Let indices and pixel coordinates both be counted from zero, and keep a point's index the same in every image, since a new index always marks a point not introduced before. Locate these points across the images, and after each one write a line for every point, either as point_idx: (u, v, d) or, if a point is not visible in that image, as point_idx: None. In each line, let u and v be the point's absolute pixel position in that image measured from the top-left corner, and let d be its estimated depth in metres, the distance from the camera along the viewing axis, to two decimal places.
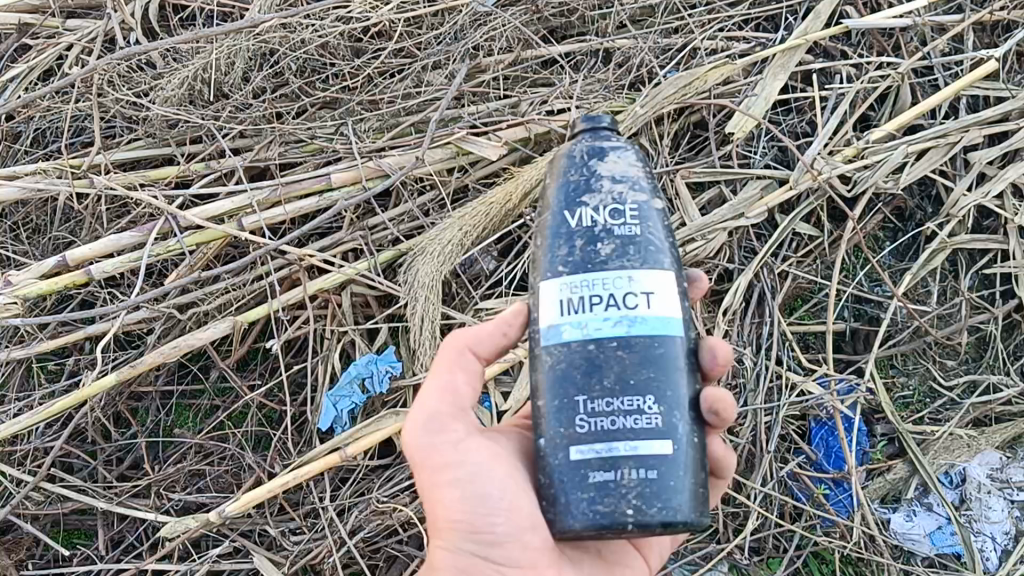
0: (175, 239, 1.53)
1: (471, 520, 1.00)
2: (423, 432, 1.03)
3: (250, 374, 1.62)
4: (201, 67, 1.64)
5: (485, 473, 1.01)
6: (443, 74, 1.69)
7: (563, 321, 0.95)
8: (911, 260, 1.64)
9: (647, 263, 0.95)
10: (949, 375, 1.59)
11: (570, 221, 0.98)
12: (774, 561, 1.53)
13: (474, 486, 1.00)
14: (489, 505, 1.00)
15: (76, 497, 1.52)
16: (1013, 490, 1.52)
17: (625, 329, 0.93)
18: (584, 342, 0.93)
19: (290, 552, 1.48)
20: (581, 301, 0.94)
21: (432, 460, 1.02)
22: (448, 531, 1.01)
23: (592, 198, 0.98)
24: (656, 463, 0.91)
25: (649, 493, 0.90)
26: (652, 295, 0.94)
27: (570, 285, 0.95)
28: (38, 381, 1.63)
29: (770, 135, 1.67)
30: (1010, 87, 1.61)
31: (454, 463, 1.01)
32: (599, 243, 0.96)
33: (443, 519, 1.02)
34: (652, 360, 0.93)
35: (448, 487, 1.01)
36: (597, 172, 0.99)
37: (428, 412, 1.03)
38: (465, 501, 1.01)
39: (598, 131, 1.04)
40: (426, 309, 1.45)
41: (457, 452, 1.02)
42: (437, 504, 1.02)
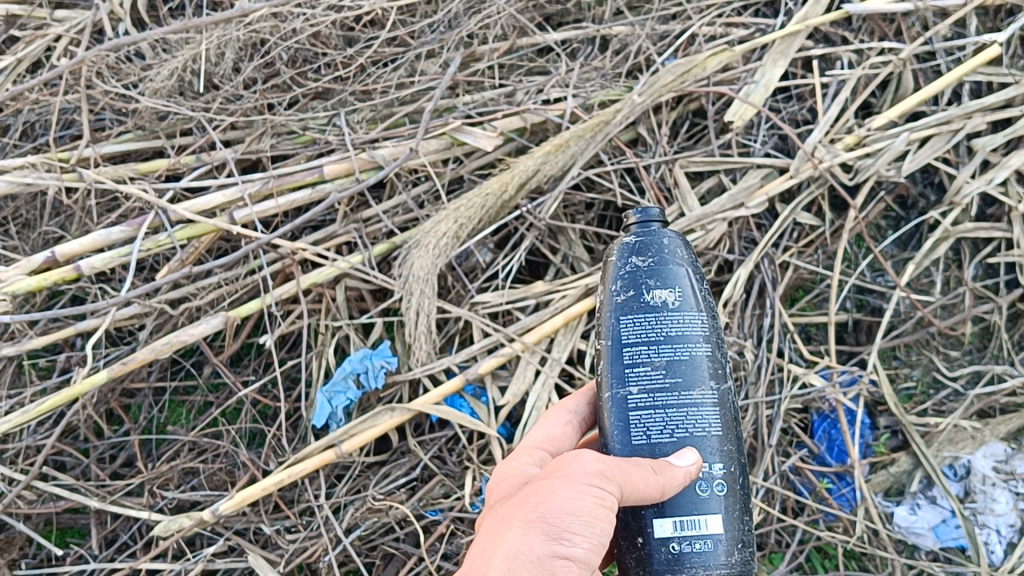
0: (165, 234, 1.51)
1: (560, 529, 0.90)
2: (591, 460, 0.95)
3: (244, 369, 1.60)
4: (190, 58, 1.61)
5: (606, 505, 0.92)
6: (437, 63, 1.67)
7: None
8: (913, 250, 1.62)
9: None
10: (953, 366, 1.57)
11: None
12: (775, 556, 1.50)
13: (585, 509, 0.91)
14: (582, 528, 0.90)
15: (68, 496, 1.49)
16: (1019, 482, 1.47)
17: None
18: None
19: (286, 551, 1.45)
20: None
21: (576, 475, 0.93)
22: (529, 520, 0.90)
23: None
24: None
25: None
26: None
27: None
28: (29, 379, 1.60)
29: (770, 122, 1.63)
30: (1014, 73, 1.56)
31: (587, 484, 0.92)
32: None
33: (535, 513, 0.90)
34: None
35: (563, 497, 0.91)
36: None
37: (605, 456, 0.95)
38: (571, 510, 0.91)
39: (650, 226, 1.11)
40: (421, 303, 1.43)
41: (594, 483, 0.93)
42: (541, 502, 0.91)
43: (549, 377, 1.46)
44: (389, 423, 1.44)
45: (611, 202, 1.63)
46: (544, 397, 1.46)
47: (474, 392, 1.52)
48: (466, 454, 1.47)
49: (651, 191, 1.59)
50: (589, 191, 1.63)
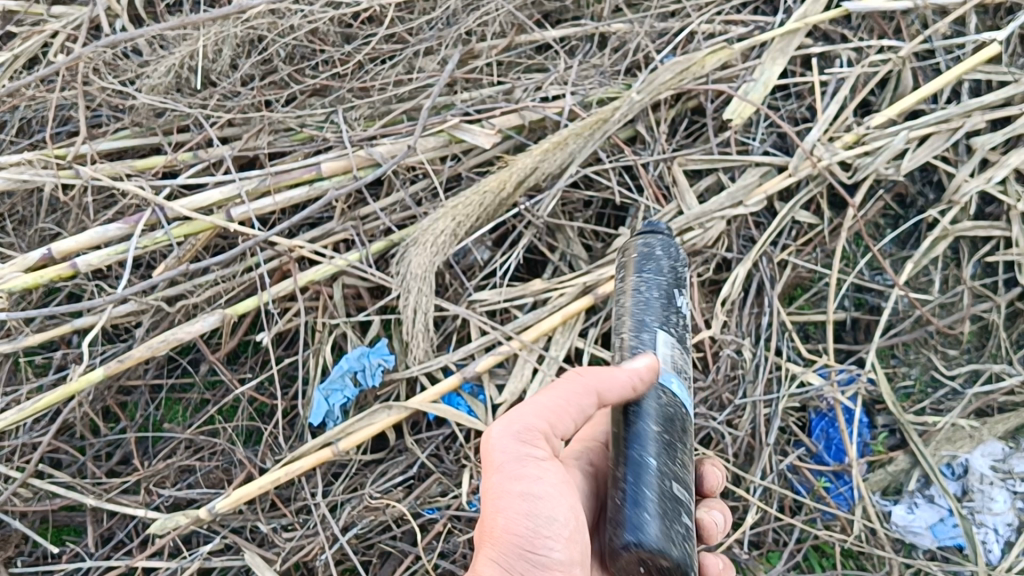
0: (163, 231, 1.50)
1: (528, 537, 0.96)
2: (508, 435, 0.99)
3: (240, 367, 1.59)
4: (187, 54, 1.60)
5: (556, 492, 0.98)
6: (436, 61, 1.66)
7: (670, 370, 1.04)
8: (912, 248, 1.61)
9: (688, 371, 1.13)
10: (951, 365, 1.58)
11: (677, 302, 1.10)
12: (774, 555, 1.49)
13: (539, 500, 0.97)
14: (549, 524, 0.97)
15: (64, 494, 1.48)
16: (1016, 481, 1.48)
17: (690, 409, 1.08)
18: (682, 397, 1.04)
19: (282, 549, 1.45)
20: (682, 368, 1.07)
21: (507, 464, 0.98)
22: (498, 543, 0.96)
23: (685, 295, 1.13)
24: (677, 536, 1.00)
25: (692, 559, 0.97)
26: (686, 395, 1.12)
27: (674, 355, 1.06)
28: (25, 376, 1.60)
29: (769, 120, 1.63)
30: (1013, 71, 1.57)
31: (527, 474, 0.98)
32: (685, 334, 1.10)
33: (497, 529, 0.96)
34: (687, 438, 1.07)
35: (511, 497, 0.97)
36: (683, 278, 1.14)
37: (520, 418, 1.00)
38: (528, 514, 0.97)
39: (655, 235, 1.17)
40: (419, 300, 1.42)
41: (536, 468, 0.98)
42: (496, 515, 0.97)
43: (547, 375, 1.46)
44: (387, 421, 1.44)
45: (608, 200, 1.62)
46: None
47: (470, 391, 1.51)
48: (463, 452, 1.46)
49: (649, 189, 1.58)
50: (588, 189, 1.63)
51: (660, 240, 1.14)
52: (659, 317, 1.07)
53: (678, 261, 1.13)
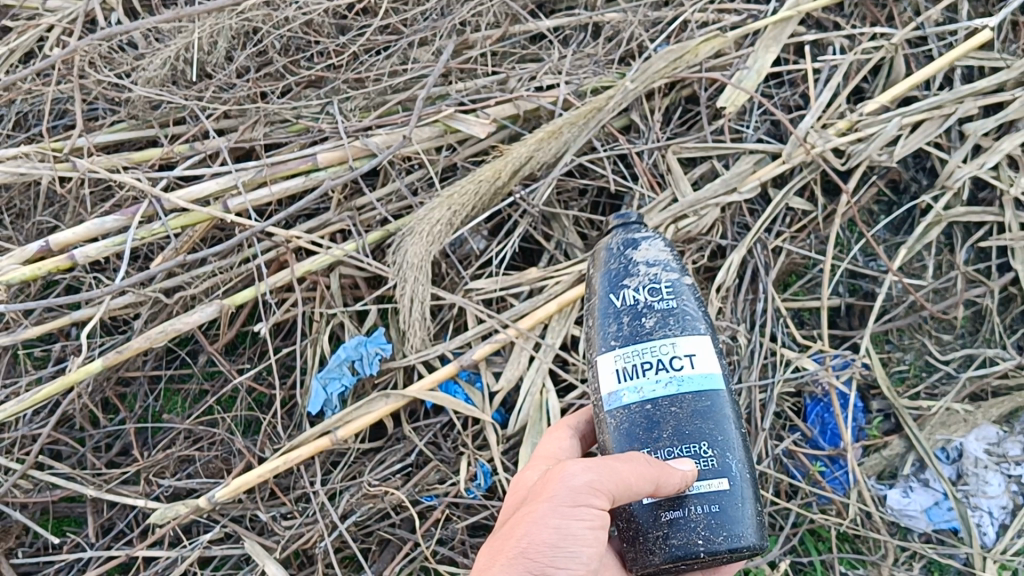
0: (159, 223, 1.51)
1: (542, 566, 0.94)
2: (580, 478, 0.95)
3: (239, 358, 1.60)
4: (183, 46, 1.61)
5: (586, 536, 0.95)
6: (430, 51, 1.67)
7: (621, 387, 1.02)
8: (905, 234, 1.62)
9: (685, 330, 1.02)
10: (946, 350, 1.59)
11: (616, 301, 1.05)
12: (770, 539, 1.51)
13: (569, 540, 0.95)
14: (566, 561, 0.95)
15: (64, 485, 1.49)
16: (1010, 464, 1.50)
17: (674, 389, 1.00)
18: (640, 403, 1.01)
19: (281, 537, 1.46)
20: (634, 368, 1.02)
21: (561, 499, 0.95)
22: (512, 561, 0.94)
23: (631, 280, 1.05)
24: (717, 497, 0.98)
25: (712, 525, 0.97)
26: (694, 357, 1.01)
27: (622, 356, 1.02)
28: (25, 368, 1.61)
29: (762, 108, 1.64)
30: (1006, 57, 1.59)
31: (572, 515, 0.95)
32: (643, 318, 1.03)
33: (516, 549, 0.94)
34: (700, 412, 1.00)
35: (544, 529, 0.94)
36: (632, 260, 1.07)
37: (595, 470, 0.94)
38: (551, 543, 0.94)
39: (628, 225, 1.11)
40: (416, 290, 1.43)
41: (577, 509, 0.95)
42: (523, 535, 0.95)
43: (543, 363, 1.47)
44: (384, 410, 1.45)
45: (604, 188, 1.63)
46: (539, 381, 1.47)
47: (468, 378, 1.52)
48: (461, 440, 1.48)
49: (644, 177, 1.59)
50: (582, 177, 1.63)
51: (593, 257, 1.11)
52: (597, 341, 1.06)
53: (611, 260, 1.08)
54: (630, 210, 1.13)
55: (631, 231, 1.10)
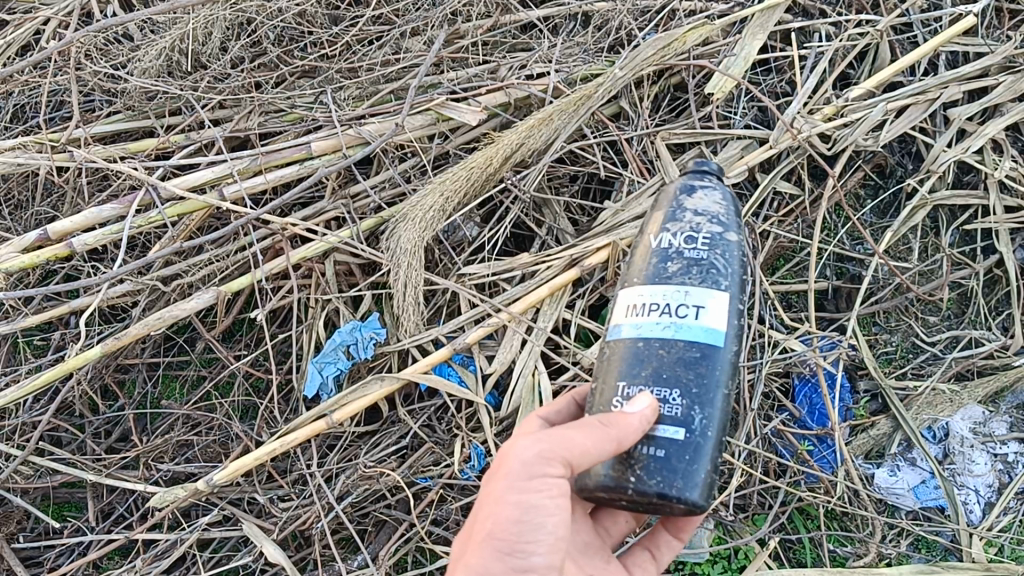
0: (156, 211, 1.52)
1: (511, 543, 0.97)
2: (531, 451, 0.98)
3: (236, 344, 1.63)
4: (178, 37, 1.63)
5: (549, 507, 0.98)
6: (422, 41, 1.69)
7: (626, 321, 1.07)
8: (891, 217, 1.65)
9: (704, 282, 1.04)
10: (932, 332, 1.61)
11: (654, 243, 1.10)
12: (759, 517, 1.54)
13: (533, 512, 0.98)
14: (534, 535, 0.98)
15: (65, 470, 1.51)
16: (995, 444, 1.56)
17: (670, 332, 1.03)
18: (635, 339, 1.05)
19: (279, 519, 1.49)
20: (643, 307, 1.06)
21: (518, 476, 0.98)
22: (482, 544, 0.97)
23: (673, 226, 1.10)
24: (665, 443, 1.00)
25: (651, 469, 1.00)
26: (702, 309, 1.03)
27: (638, 293, 1.07)
28: (24, 356, 1.64)
29: (750, 94, 1.66)
30: (990, 43, 1.62)
31: (530, 488, 0.98)
32: (670, 262, 1.07)
33: (485, 531, 0.97)
34: (687, 360, 1.02)
35: (507, 505, 0.97)
36: (684, 207, 1.11)
37: (546, 441, 0.98)
38: (518, 522, 0.97)
39: (701, 174, 1.15)
40: (409, 274, 1.45)
41: (540, 482, 0.98)
42: (490, 516, 0.98)
43: (535, 346, 1.49)
44: (379, 393, 1.47)
45: (594, 174, 1.67)
46: (531, 365, 1.50)
47: (461, 361, 1.54)
48: (456, 422, 1.50)
49: (633, 163, 1.61)
50: (573, 164, 1.66)
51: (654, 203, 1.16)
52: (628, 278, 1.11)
53: (667, 203, 1.13)
54: (713, 163, 1.17)
55: (698, 180, 1.14)
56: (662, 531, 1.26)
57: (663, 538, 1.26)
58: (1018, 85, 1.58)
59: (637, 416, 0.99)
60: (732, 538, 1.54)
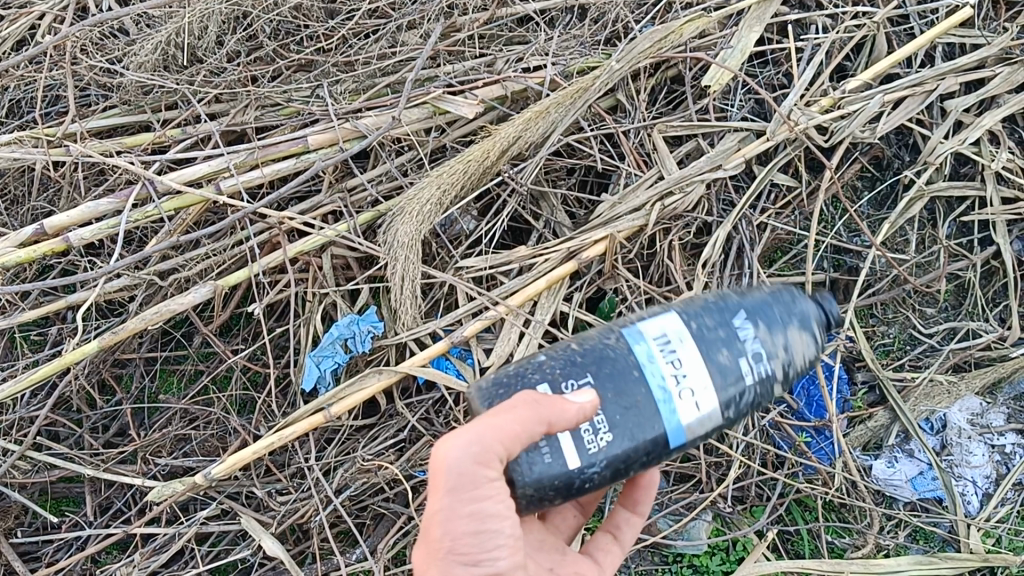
0: (153, 205, 1.52)
1: (470, 554, 1.00)
2: (465, 458, 0.97)
3: (234, 338, 1.63)
4: (174, 32, 1.61)
5: (499, 513, 1.00)
6: (418, 34, 1.68)
7: (649, 341, 1.06)
8: (889, 209, 1.65)
9: (719, 396, 1.05)
10: (929, 323, 1.62)
11: (737, 329, 1.09)
12: (757, 509, 1.55)
13: (485, 520, 1.00)
14: (491, 540, 1.01)
15: (63, 465, 1.51)
16: (993, 435, 1.56)
17: (660, 394, 1.03)
18: (638, 362, 1.05)
19: (278, 512, 1.49)
20: (672, 352, 1.05)
21: (460, 485, 0.98)
22: (440, 560, 1.00)
23: (743, 361, 1.08)
24: (562, 451, 1.01)
25: (536, 464, 1.01)
26: (699, 404, 1.03)
27: (679, 336, 1.06)
28: (21, 351, 1.63)
29: (746, 87, 1.66)
30: (986, 35, 1.62)
31: (477, 498, 0.98)
32: (722, 356, 1.06)
33: (442, 548, 1.00)
34: (642, 424, 1.03)
35: (460, 519, 0.99)
36: (766, 388, 1.09)
37: (478, 445, 0.96)
38: (470, 534, 0.99)
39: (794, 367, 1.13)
40: (406, 268, 1.44)
41: (486, 489, 0.99)
42: (442, 533, 0.99)
43: (534, 338, 1.50)
44: (377, 386, 1.46)
45: (591, 167, 1.67)
46: (529, 358, 1.50)
47: (459, 354, 1.55)
48: (453, 416, 1.50)
49: (630, 156, 1.62)
50: (571, 157, 1.66)
51: (772, 295, 1.15)
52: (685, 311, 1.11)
53: (771, 306, 1.13)
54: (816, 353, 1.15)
55: (814, 328, 1.15)
56: (620, 511, 1.27)
57: (624, 517, 1.27)
58: (1015, 76, 1.59)
59: (567, 400, 0.98)
60: (730, 530, 1.54)
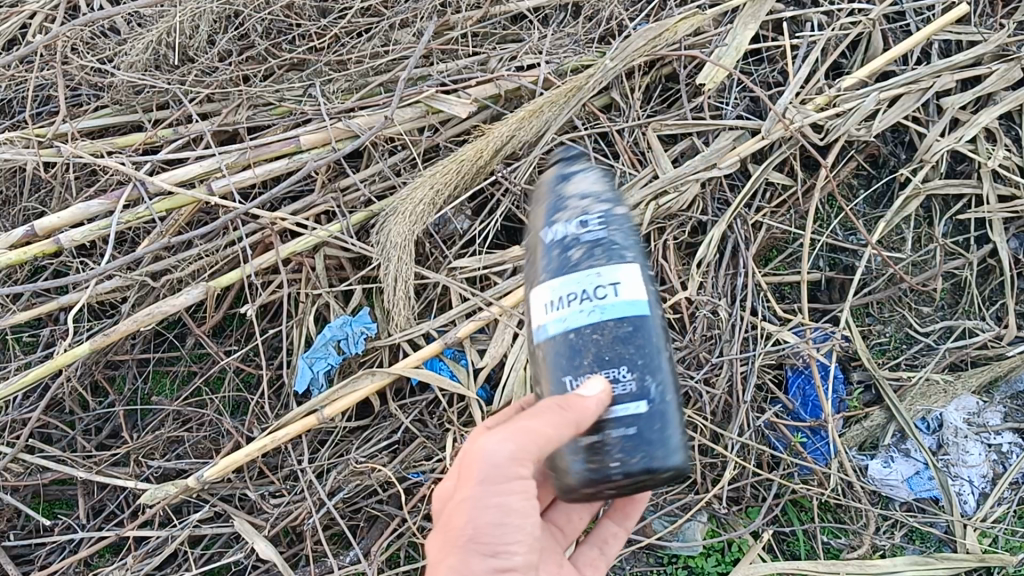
0: (144, 206, 1.51)
1: (491, 545, 0.96)
2: (501, 453, 0.95)
3: (226, 339, 1.62)
4: (165, 31, 1.62)
5: (522, 509, 0.98)
6: (411, 33, 1.67)
7: (546, 318, 0.98)
8: (884, 208, 1.64)
9: (611, 259, 0.98)
10: (925, 322, 1.61)
11: (554, 234, 1.02)
12: (752, 510, 1.54)
13: (509, 514, 0.97)
14: (512, 536, 0.97)
15: (56, 468, 1.51)
16: (989, 434, 1.55)
17: (596, 316, 0.96)
18: (564, 332, 0.97)
19: (270, 515, 1.48)
20: (562, 297, 0.97)
21: (491, 478, 0.96)
22: (460, 549, 0.95)
23: (584, 231, 1.00)
24: (632, 421, 0.96)
25: (628, 448, 0.96)
26: (618, 284, 0.96)
27: (550, 286, 0.98)
28: (13, 353, 1.63)
29: (742, 85, 1.65)
30: (982, 31, 1.61)
31: (504, 489, 0.96)
32: (572, 251, 0.99)
33: (463, 537, 0.95)
34: (623, 336, 0.96)
35: (486, 509, 0.96)
36: (607, 217, 1.01)
37: (513, 441, 0.95)
38: (494, 524, 0.96)
39: (568, 177, 1.06)
40: (399, 269, 1.43)
41: (515, 483, 0.97)
42: (467, 520, 0.95)
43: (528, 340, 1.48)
44: (370, 388, 1.46)
45: (585, 166, 1.66)
46: (523, 359, 1.49)
47: (453, 355, 1.53)
48: (447, 417, 1.50)
49: (624, 155, 1.60)
50: None
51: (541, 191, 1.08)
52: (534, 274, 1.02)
53: (546, 198, 1.06)
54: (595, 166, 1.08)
55: (580, 167, 1.07)
56: (609, 523, 1.26)
57: (608, 529, 1.26)
58: (1011, 74, 1.58)
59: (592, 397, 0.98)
60: (725, 531, 1.54)
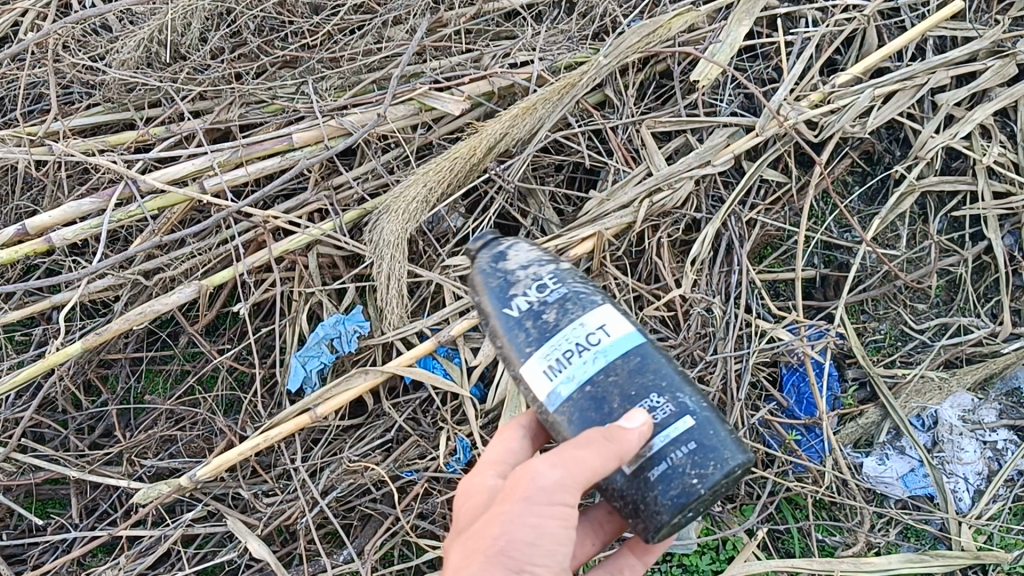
0: (136, 205, 1.50)
1: (517, 562, 0.94)
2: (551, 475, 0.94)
3: (220, 338, 1.62)
4: (156, 29, 1.60)
5: (557, 534, 0.96)
6: (404, 30, 1.67)
7: (554, 384, 1.00)
8: (879, 204, 1.63)
9: (587, 307, 1.02)
10: (921, 319, 1.61)
11: (515, 311, 1.04)
12: (747, 507, 1.54)
13: (543, 534, 0.95)
14: (542, 558, 0.95)
15: (48, 467, 1.50)
16: (985, 431, 1.54)
17: (603, 360, 0.99)
18: (580, 388, 0.99)
19: (264, 514, 1.48)
20: (561, 359, 1.00)
21: (535, 495, 0.95)
22: (488, 561, 0.93)
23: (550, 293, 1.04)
24: (689, 435, 0.98)
25: (698, 462, 0.97)
26: (606, 325, 1.01)
27: (543, 355, 1.01)
28: (6, 352, 1.62)
29: (736, 81, 1.64)
30: (977, 27, 1.61)
31: (543, 509, 0.95)
32: (544, 315, 1.03)
33: (493, 548, 0.93)
34: (637, 368, 1.00)
35: (523, 527, 0.94)
36: (564, 274, 1.06)
37: (566, 466, 0.93)
38: (526, 540, 0.94)
39: (495, 251, 1.10)
40: (393, 267, 1.42)
41: (555, 506, 0.95)
42: (500, 533, 0.94)
43: None
44: (364, 386, 1.45)
45: (579, 163, 1.66)
46: None
47: (446, 354, 1.52)
48: (441, 415, 1.49)
49: (619, 152, 1.60)
50: (558, 154, 1.65)
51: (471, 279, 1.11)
52: (511, 355, 1.04)
53: (486, 282, 1.08)
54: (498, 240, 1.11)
55: (489, 247, 1.11)
56: (627, 555, 1.21)
57: (628, 560, 1.21)
58: (1006, 70, 1.58)
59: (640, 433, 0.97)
60: (720, 529, 1.53)
